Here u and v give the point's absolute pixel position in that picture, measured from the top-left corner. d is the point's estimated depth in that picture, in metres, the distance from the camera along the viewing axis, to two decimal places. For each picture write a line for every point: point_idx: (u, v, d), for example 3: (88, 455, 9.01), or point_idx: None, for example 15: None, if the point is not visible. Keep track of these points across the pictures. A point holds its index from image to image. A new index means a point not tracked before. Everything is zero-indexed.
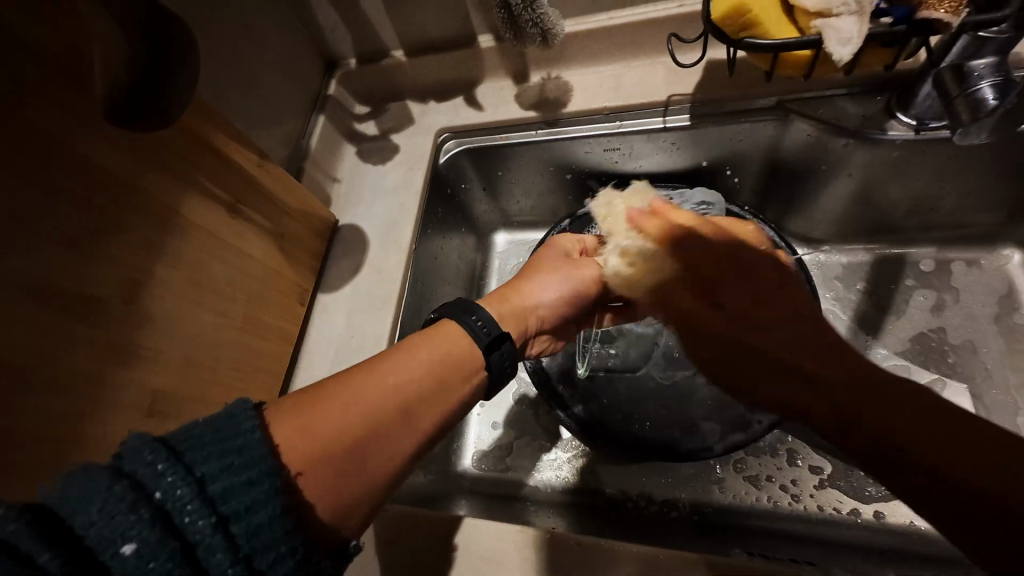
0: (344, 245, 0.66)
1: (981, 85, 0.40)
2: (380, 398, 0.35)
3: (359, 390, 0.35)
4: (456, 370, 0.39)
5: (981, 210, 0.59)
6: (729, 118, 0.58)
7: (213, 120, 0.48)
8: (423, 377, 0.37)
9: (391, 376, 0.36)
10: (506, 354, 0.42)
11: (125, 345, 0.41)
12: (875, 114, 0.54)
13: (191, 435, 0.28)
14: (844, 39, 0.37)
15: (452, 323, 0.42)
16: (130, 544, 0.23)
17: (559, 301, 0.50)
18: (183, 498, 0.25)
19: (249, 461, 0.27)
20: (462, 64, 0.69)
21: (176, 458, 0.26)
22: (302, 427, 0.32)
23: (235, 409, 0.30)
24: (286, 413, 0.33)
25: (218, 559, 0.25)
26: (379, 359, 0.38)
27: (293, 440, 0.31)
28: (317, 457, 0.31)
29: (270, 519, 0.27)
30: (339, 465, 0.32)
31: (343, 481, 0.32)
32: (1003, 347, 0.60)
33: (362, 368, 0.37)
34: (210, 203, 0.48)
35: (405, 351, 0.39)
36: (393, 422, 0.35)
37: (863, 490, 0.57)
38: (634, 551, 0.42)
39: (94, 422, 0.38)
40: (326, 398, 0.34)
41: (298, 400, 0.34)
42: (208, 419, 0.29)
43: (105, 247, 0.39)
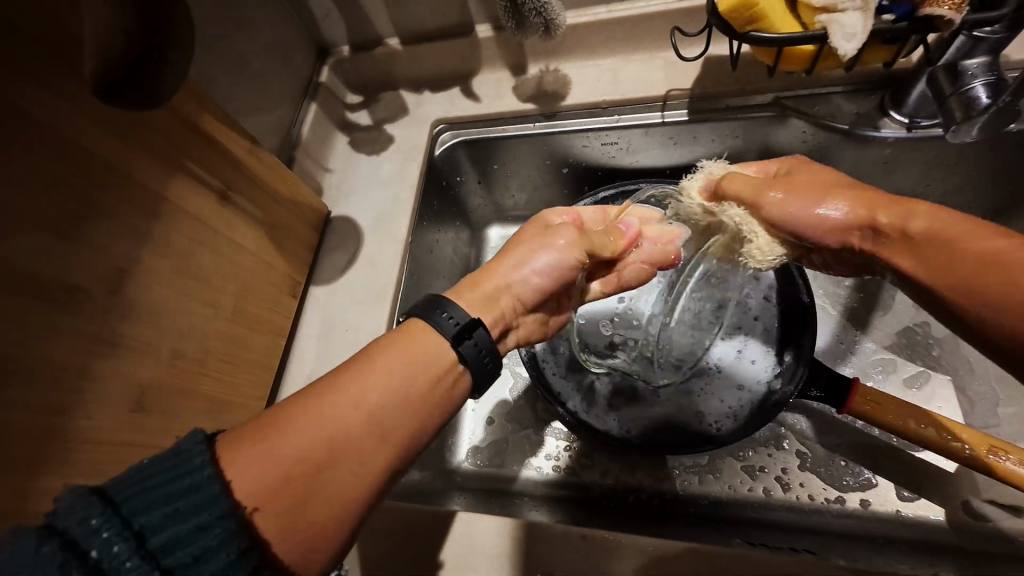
0: (337, 236, 0.65)
1: (973, 84, 0.42)
2: (341, 416, 0.32)
3: (318, 411, 0.32)
4: (428, 378, 0.37)
5: (965, 208, 0.61)
6: (727, 113, 0.58)
7: (199, 100, 0.46)
8: (389, 389, 0.35)
9: (353, 390, 0.34)
10: (479, 343, 0.39)
11: (109, 337, 0.39)
12: (869, 112, 0.55)
13: (135, 481, 0.27)
14: (848, 34, 0.38)
15: (421, 323, 0.39)
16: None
17: (537, 277, 0.47)
18: (121, 555, 0.24)
19: (196, 504, 0.27)
20: (459, 54, 0.68)
21: (113, 510, 0.26)
22: (255, 455, 0.30)
23: (183, 445, 0.29)
24: (242, 441, 0.31)
25: None
26: (342, 372, 0.35)
27: (247, 472, 0.29)
28: (274, 490, 0.29)
29: (225, 565, 0.26)
30: (299, 495, 0.30)
31: (302, 513, 0.30)
32: None
33: (322, 384, 0.34)
34: (200, 191, 0.46)
35: (368, 364, 0.35)
36: (358, 444, 0.32)
37: (841, 480, 0.58)
38: (639, 543, 0.42)
39: (76, 420, 0.36)
40: (284, 423, 0.32)
41: (253, 427, 0.32)
42: (157, 459, 0.28)
43: (87, 231, 0.37)
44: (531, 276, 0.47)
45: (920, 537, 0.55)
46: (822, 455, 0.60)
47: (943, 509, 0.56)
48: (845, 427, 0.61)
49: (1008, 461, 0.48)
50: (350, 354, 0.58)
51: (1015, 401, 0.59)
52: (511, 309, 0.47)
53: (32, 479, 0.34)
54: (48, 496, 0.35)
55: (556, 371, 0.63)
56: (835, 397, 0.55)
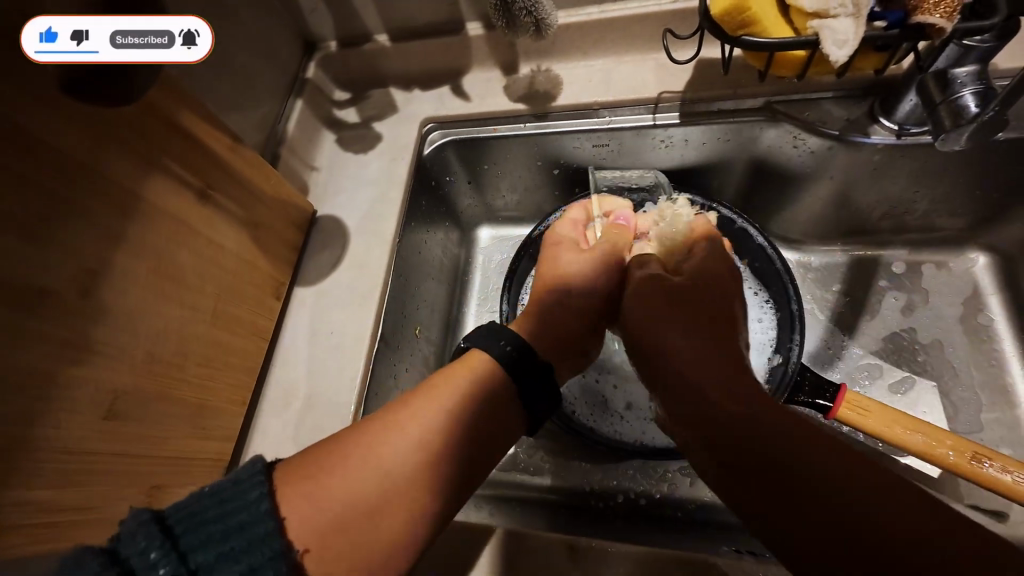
0: (323, 235, 0.64)
1: (962, 93, 0.42)
2: (389, 460, 0.35)
3: (371, 452, 0.35)
4: (473, 417, 0.39)
5: (951, 214, 0.62)
6: (718, 116, 0.58)
7: (179, 97, 0.44)
8: (436, 431, 0.37)
9: (399, 431, 0.36)
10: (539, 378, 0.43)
11: (80, 341, 0.37)
12: (859, 118, 0.55)
13: (190, 514, 0.30)
14: (839, 40, 0.37)
15: (486, 358, 0.42)
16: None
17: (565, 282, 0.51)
18: None
19: (249, 544, 0.29)
20: (449, 52, 0.67)
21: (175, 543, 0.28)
22: (308, 493, 0.33)
23: (243, 476, 0.32)
24: (296, 477, 0.34)
25: None
26: (394, 413, 0.38)
27: (300, 510, 0.33)
28: (322, 531, 0.32)
29: None
30: (345, 533, 0.33)
31: (351, 549, 0.33)
32: (969, 347, 0.62)
33: (376, 424, 0.37)
34: (180, 189, 0.45)
35: (418, 403, 0.38)
36: (403, 484, 0.35)
37: None
38: (626, 552, 0.41)
39: (43, 428, 0.35)
40: (337, 462, 0.35)
41: (311, 463, 0.35)
42: (218, 488, 0.31)
43: (58, 233, 0.36)
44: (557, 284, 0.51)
45: None
46: None
47: None
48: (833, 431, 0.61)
49: (991, 468, 0.48)
50: (336, 357, 0.57)
51: (996, 407, 0.59)
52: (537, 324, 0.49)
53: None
54: (19, 507, 0.33)
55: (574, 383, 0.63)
56: (823, 404, 0.55)
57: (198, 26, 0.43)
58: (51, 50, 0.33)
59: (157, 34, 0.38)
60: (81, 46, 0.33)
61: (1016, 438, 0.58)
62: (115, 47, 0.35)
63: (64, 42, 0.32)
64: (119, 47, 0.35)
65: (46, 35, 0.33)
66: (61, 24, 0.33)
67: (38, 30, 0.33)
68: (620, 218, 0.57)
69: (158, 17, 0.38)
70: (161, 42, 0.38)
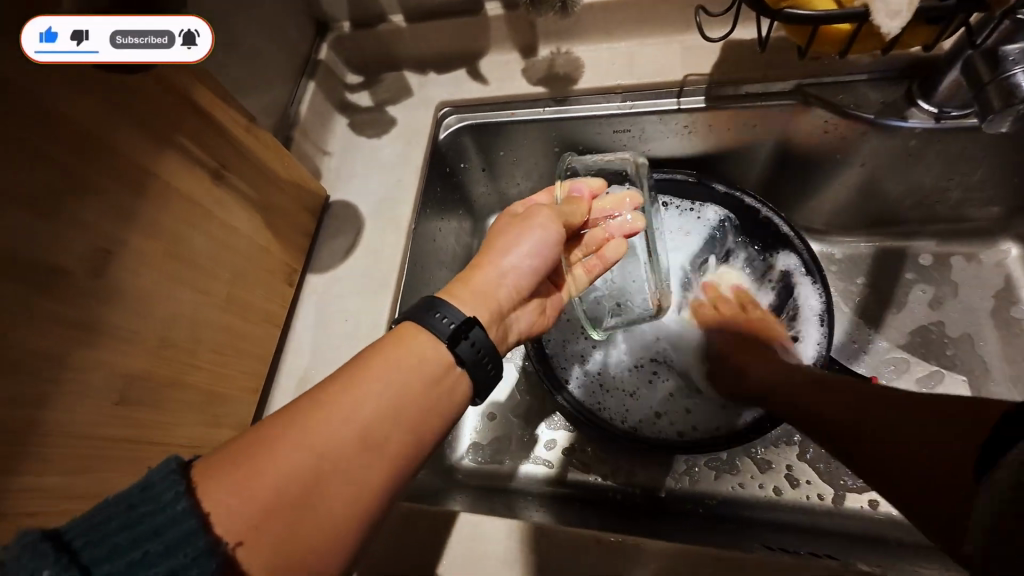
0: (335, 221, 0.62)
1: (1014, 71, 0.39)
2: (332, 432, 0.30)
3: (312, 429, 0.30)
4: (426, 380, 0.35)
5: (983, 204, 0.60)
6: (747, 101, 0.56)
7: (191, 73, 0.43)
8: (388, 400, 0.33)
9: (340, 403, 0.32)
10: (476, 342, 0.37)
11: (89, 323, 0.35)
12: (895, 101, 0.53)
13: (90, 525, 0.26)
14: (892, 11, 0.35)
15: (419, 329, 0.36)
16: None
17: (529, 258, 0.46)
18: None
19: (170, 544, 0.26)
20: (465, 34, 0.65)
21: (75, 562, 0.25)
22: (236, 484, 0.28)
23: (153, 477, 0.27)
24: (224, 465, 0.29)
25: None
26: (329, 386, 0.32)
27: (229, 502, 0.27)
28: (259, 520, 0.28)
29: None
30: (287, 519, 0.28)
31: (292, 536, 0.28)
32: (999, 341, 0.60)
33: (310, 400, 0.32)
34: (191, 167, 0.43)
35: (358, 373, 0.33)
36: (352, 461, 0.30)
37: (840, 479, 0.57)
38: (658, 548, 0.40)
39: (54, 413, 0.33)
40: (270, 443, 0.30)
41: (240, 447, 0.30)
42: (123, 494, 0.27)
43: (68, 208, 0.34)
44: (521, 262, 0.45)
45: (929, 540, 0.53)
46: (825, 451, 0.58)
47: None
48: None
49: None
50: (349, 347, 0.55)
51: None
52: (509, 301, 0.45)
53: (2, 478, 0.31)
54: (22, 495, 0.32)
55: (558, 358, 0.61)
56: None
57: (199, 25, 0.39)
58: (52, 51, 0.32)
59: (157, 33, 0.36)
60: (81, 46, 0.32)
61: None
62: (115, 47, 0.34)
63: (64, 43, 0.32)
64: (119, 47, 0.34)
65: (47, 35, 0.32)
66: (61, 23, 0.32)
67: (38, 30, 0.32)
68: (576, 191, 0.53)
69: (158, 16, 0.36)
70: (162, 42, 0.37)
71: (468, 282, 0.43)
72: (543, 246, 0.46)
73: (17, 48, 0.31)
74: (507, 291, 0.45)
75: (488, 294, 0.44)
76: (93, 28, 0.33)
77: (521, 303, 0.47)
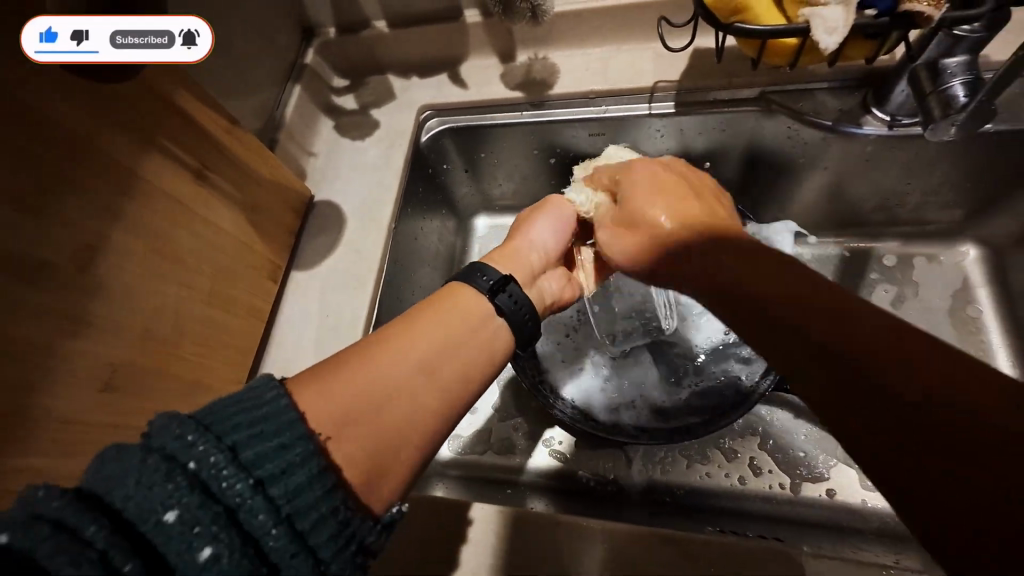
0: (319, 221, 0.64)
1: (952, 83, 0.42)
2: (403, 355, 0.35)
3: (373, 366, 0.34)
4: (472, 326, 0.39)
5: (942, 207, 0.62)
6: (714, 108, 0.58)
7: (177, 78, 0.45)
8: (441, 343, 0.37)
9: (408, 334, 0.36)
10: (513, 295, 0.42)
11: (78, 315, 0.38)
12: (852, 108, 0.55)
13: (215, 408, 0.27)
14: (830, 28, 0.37)
15: (467, 288, 0.42)
16: (172, 511, 0.22)
17: (555, 234, 0.52)
18: (219, 464, 0.24)
19: (279, 427, 0.27)
20: (446, 39, 0.67)
21: (203, 429, 0.25)
22: (324, 392, 0.32)
23: (257, 383, 0.29)
24: (306, 384, 0.32)
25: (261, 522, 0.24)
26: (395, 327, 0.37)
27: (316, 406, 0.31)
28: (343, 421, 0.31)
29: (308, 480, 0.26)
30: (368, 422, 0.32)
31: (371, 439, 0.32)
32: (956, 338, 0.63)
33: (381, 335, 0.36)
34: (176, 168, 0.45)
35: (419, 318, 0.38)
36: (416, 383, 0.34)
37: (796, 469, 0.60)
38: (609, 529, 0.42)
39: (42, 398, 0.36)
40: (352, 363, 0.34)
41: (322, 368, 0.34)
42: (233, 394, 0.28)
43: (55, 205, 0.36)
44: (544, 235, 0.51)
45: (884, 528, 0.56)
46: (783, 442, 0.61)
47: None
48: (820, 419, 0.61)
49: None
50: (331, 341, 0.58)
51: None
52: (540, 265, 0.50)
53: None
54: (10, 476, 0.34)
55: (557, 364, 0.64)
56: None
57: (198, 25, 0.45)
58: (52, 50, 0.34)
59: (158, 34, 0.41)
60: (81, 46, 0.34)
61: None
62: (115, 47, 0.36)
63: (64, 42, 0.34)
64: (119, 47, 0.36)
65: (46, 35, 0.34)
66: (60, 23, 0.34)
67: (37, 30, 0.34)
68: None
69: (157, 17, 0.41)
70: (161, 40, 0.41)
71: (506, 251, 0.49)
72: (566, 226, 0.53)
73: (18, 47, 0.34)
74: (535, 256, 0.50)
75: (523, 258, 0.48)
76: (93, 27, 0.35)
77: (549, 269, 0.51)
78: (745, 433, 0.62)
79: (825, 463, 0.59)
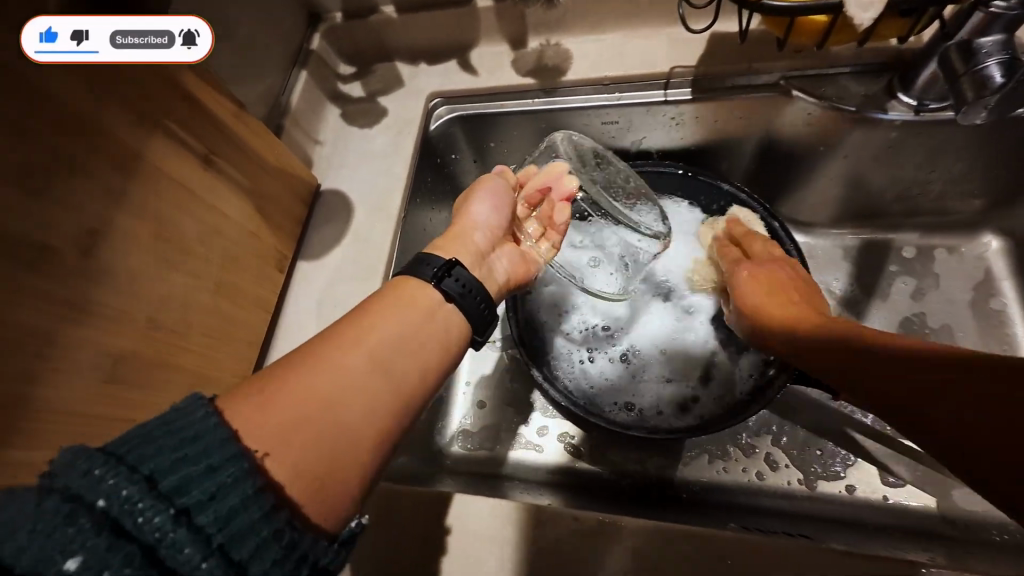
0: (325, 210, 0.63)
1: (987, 63, 0.40)
2: (347, 359, 0.32)
3: (332, 364, 0.32)
4: (423, 321, 0.37)
5: (965, 197, 0.61)
6: (732, 92, 0.57)
7: (182, 60, 0.44)
8: (390, 340, 0.34)
9: (350, 337, 0.34)
10: (460, 279, 0.39)
11: (79, 303, 0.36)
12: (876, 94, 0.54)
13: (133, 435, 0.25)
14: (866, 3, 0.37)
15: (411, 278, 0.39)
16: (74, 558, 0.21)
17: (494, 209, 0.49)
18: (132, 498, 0.22)
19: (207, 449, 0.25)
20: (456, 25, 0.65)
21: (114, 460, 0.23)
22: (257, 406, 0.29)
23: (184, 402, 0.27)
24: (243, 396, 0.30)
25: (187, 556, 0.22)
26: (337, 329, 0.34)
27: (252, 420, 0.29)
28: (281, 434, 0.29)
29: (242, 503, 0.25)
30: (309, 435, 0.29)
31: (315, 450, 0.29)
32: (978, 332, 0.62)
33: (320, 338, 0.34)
34: (183, 153, 0.44)
35: (365, 316, 0.35)
36: (362, 386, 0.32)
37: (811, 466, 0.59)
38: (632, 525, 0.41)
39: (42, 389, 0.34)
40: (289, 373, 0.31)
41: (256, 379, 0.31)
42: (155, 418, 0.27)
43: (58, 188, 0.35)
44: (483, 216, 0.48)
45: (906, 526, 0.54)
46: (800, 439, 0.60)
47: (933, 499, 0.55)
48: (840, 414, 0.60)
49: None
50: None
51: None
52: (483, 240, 0.47)
53: None
54: (9, 471, 0.32)
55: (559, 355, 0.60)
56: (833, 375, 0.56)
57: (198, 26, 0.46)
58: (52, 52, 0.35)
59: (157, 34, 0.43)
60: (80, 46, 0.36)
61: None
62: (115, 47, 0.39)
63: (64, 43, 0.35)
64: (119, 48, 0.39)
65: (47, 35, 0.35)
66: (61, 24, 0.36)
67: (37, 31, 0.34)
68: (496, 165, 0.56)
69: (155, 18, 0.43)
70: (161, 42, 0.43)
71: (449, 233, 0.46)
72: (504, 198, 0.50)
73: (18, 46, 0.33)
74: (481, 238, 0.47)
75: (469, 240, 0.46)
76: (93, 28, 0.38)
77: (499, 247, 0.49)
78: (761, 429, 0.61)
79: (842, 461, 0.58)
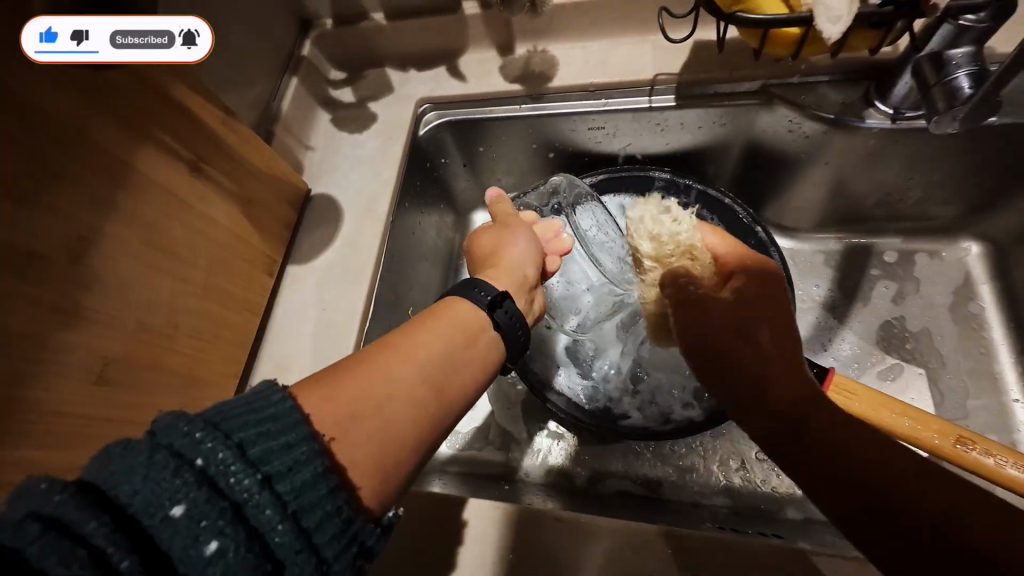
0: (315, 214, 0.64)
1: (957, 74, 0.42)
2: (405, 362, 0.33)
3: (390, 369, 0.33)
4: (472, 334, 0.38)
5: (944, 203, 0.62)
6: (716, 99, 0.58)
7: (172, 71, 0.45)
8: (443, 349, 0.36)
9: (406, 342, 0.35)
10: (510, 311, 0.40)
11: (68, 308, 0.37)
12: (854, 102, 0.55)
13: (219, 407, 0.25)
14: (833, 17, 0.37)
15: (462, 300, 0.40)
16: (180, 505, 0.21)
17: (530, 244, 0.51)
18: (226, 461, 0.23)
19: (285, 427, 0.25)
20: (444, 31, 0.66)
21: (211, 426, 0.24)
22: (323, 397, 0.30)
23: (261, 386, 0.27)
24: (306, 390, 0.31)
25: (267, 517, 0.22)
26: (395, 335, 0.36)
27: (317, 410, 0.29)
28: (343, 422, 0.30)
29: (315, 477, 0.25)
30: (368, 428, 0.30)
31: (370, 444, 0.30)
32: (956, 335, 0.62)
33: (379, 344, 0.35)
34: (170, 161, 0.45)
35: (419, 325, 0.37)
36: (417, 387, 0.33)
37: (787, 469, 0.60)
38: (608, 524, 0.42)
39: (30, 391, 0.35)
40: (351, 371, 0.32)
41: (317, 378, 0.32)
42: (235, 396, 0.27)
43: (46, 196, 0.36)
44: (522, 248, 0.50)
45: None
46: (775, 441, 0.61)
47: None
48: None
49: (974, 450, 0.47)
50: (326, 336, 0.57)
51: (985, 394, 0.60)
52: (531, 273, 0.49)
53: None
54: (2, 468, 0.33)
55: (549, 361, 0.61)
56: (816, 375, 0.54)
57: (198, 26, 0.47)
58: (51, 50, 0.35)
59: (157, 35, 0.43)
60: (81, 46, 0.35)
61: (1003, 424, 0.58)
62: (115, 47, 0.38)
63: (64, 42, 0.35)
64: (119, 46, 0.38)
65: (46, 35, 0.35)
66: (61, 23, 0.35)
67: (37, 30, 0.35)
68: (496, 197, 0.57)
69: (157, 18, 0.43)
70: (160, 41, 0.43)
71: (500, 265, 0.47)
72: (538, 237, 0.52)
73: (18, 46, 0.34)
74: (528, 266, 0.49)
75: (519, 268, 0.48)
76: (92, 28, 0.36)
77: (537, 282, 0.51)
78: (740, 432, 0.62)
79: None
